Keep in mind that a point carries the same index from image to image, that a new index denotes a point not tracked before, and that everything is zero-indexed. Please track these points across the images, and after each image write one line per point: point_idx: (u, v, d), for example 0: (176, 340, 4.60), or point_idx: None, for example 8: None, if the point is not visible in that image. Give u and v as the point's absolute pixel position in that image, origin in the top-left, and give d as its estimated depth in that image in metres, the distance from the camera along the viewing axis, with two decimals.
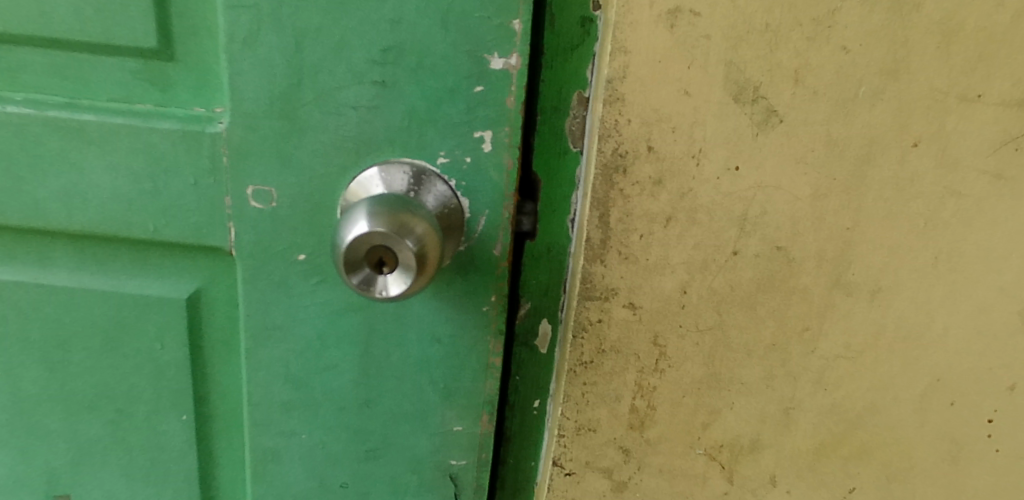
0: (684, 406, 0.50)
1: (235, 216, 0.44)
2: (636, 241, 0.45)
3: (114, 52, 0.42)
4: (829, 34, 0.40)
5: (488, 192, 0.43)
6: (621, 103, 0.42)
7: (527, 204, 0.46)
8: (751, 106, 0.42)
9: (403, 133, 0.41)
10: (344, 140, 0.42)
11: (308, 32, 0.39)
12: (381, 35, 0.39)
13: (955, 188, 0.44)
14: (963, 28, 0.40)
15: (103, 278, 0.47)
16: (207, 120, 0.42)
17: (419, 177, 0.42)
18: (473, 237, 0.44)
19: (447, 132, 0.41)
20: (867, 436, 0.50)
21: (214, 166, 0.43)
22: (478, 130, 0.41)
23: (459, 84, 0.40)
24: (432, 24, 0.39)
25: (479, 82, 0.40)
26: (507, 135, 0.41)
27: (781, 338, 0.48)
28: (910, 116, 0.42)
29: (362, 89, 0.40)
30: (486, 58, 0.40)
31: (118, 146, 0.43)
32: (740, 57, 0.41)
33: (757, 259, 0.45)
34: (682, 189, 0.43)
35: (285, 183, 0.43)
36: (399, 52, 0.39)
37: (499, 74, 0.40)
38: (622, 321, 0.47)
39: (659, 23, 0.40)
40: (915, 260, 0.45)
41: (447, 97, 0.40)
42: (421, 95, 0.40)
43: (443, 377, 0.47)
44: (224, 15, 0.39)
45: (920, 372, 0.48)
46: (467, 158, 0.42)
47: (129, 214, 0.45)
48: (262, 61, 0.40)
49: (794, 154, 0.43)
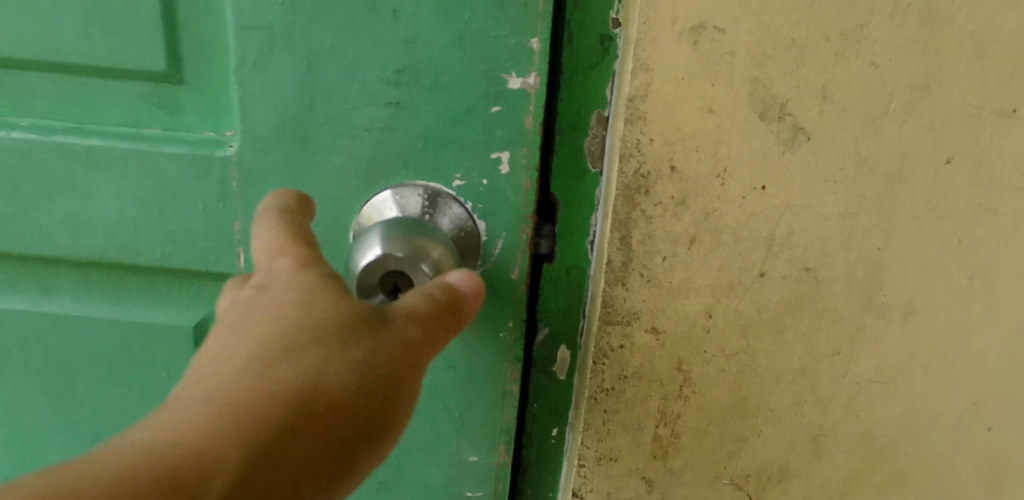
0: (709, 433, 0.48)
1: (245, 241, 0.43)
2: (660, 263, 0.43)
3: (122, 76, 0.41)
4: (857, 49, 0.39)
5: (506, 214, 0.41)
6: (643, 122, 0.40)
7: (545, 226, 0.45)
8: (777, 124, 0.40)
9: (418, 155, 0.40)
10: (357, 163, 0.41)
11: (320, 54, 0.38)
12: (396, 54, 0.38)
13: (990, 205, 0.42)
14: (998, 40, 0.39)
15: (109, 304, 0.47)
16: (217, 143, 0.41)
17: (434, 198, 0.41)
18: (489, 261, 0.42)
19: (463, 153, 0.40)
20: (900, 463, 0.48)
21: (224, 191, 0.42)
22: (495, 151, 0.40)
23: (475, 104, 0.39)
24: (449, 43, 0.38)
25: (496, 102, 0.39)
26: (526, 156, 0.40)
27: (811, 362, 0.46)
28: (943, 132, 0.41)
29: (375, 110, 0.39)
30: (504, 76, 0.38)
31: (125, 171, 0.42)
32: (766, 73, 0.39)
33: (785, 281, 0.44)
34: (706, 209, 0.42)
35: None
36: (414, 72, 0.38)
37: (516, 94, 0.39)
38: (645, 347, 0.46)
39: (681, 40, 0.39)
40: (949, 280, 0.44)
41: (464, 118, 0.39)
42: (437, 115, 0.39)
43: (458, 405, 0.46)
44: (234, 37, 0.38)
45: (956, 396, 0.46)
46: (484, 180, 0.41)
47: (136, 241, 0.44)
48: (274, 82, 0.39)
49: (822, 172, 0.41)
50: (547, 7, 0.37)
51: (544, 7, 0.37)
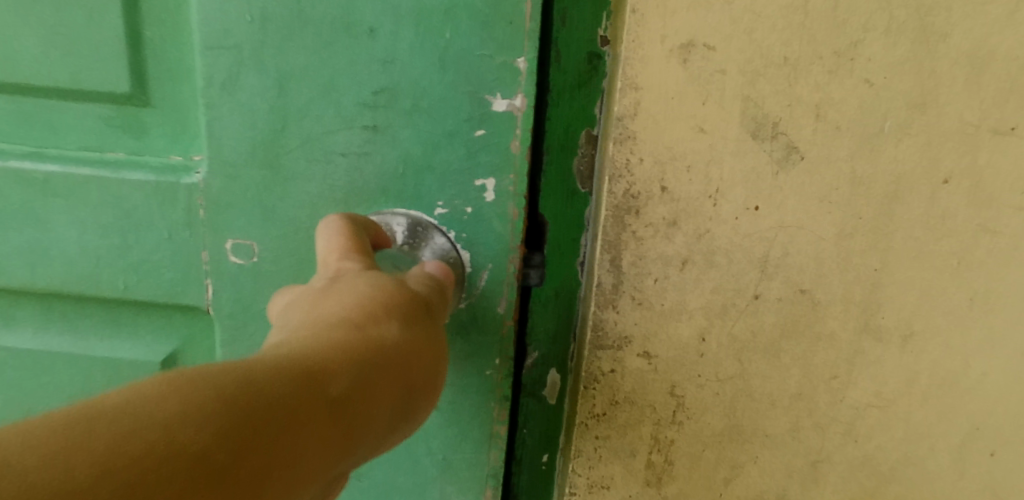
0: (704, 460, 0.46)
1: (212, 273, 0.42)
2: (651, 286, 0.42)
3: (86, 97, 0.41)
4: (851, 67, 0.38)
5: (493, 244, 0.41)
6: (633, 142, 0.40)
7: (535, 255, 0.44)
8: (770, 143, 0.39)
9: (398, 180, 0.39)
10: (333, 189, 0.40)
11: (293, 75, 0.37)
12: (374, 75, 0.37)
13: (990, 225, 0.41)
14: (993, 57, 0.38)
15: (73, 339, 0.47)
16: (184, 169, 0.41)
17: (413, 232, 0.40)
18: (474, 295, 0.42)
19: (445, 179, 0.39)
20: (899, 489, 0.47)
21: (190, 219, 0.41)
22: (480, 178, 0.39)
23: (458, 127, 0.38)
24: (429, 64, 0.37)
25: (480, 125, 0.38)
26: (512, 183, 0.39)
27: (808, 386, 0.45)
28: (940, 151, 0.40)
29: (351, 132, 0.38)
30: (487, 98, 0.37)
31: (86, 199, 0.42)
32: (758, 92, 0.38)
33: (779, 303, 0.43)
34: (698, 230, 0.41)
35: (273, 235, 0.41)
36: (393, 94, 0.37)
37: (500, 117, 0.38)
38: (637, 372, 0.44)
39: (672, 58, 0.38)
40: (949, 302, 0.42)
41: (445, 141, 0.38)
42: (418, 139, 0.38)
43: (442, 447, 0.45)
44: (202, 57, 0.37)
45: (958, 421, 0.45)
46: (468, 208, 0.40)
47: (99, 271, 0.43)
48: (243, 104, 0.38)
49: (817, 192, 0.40)
50: (535, 25, 0.36)
51: (531, 25, 0.36)
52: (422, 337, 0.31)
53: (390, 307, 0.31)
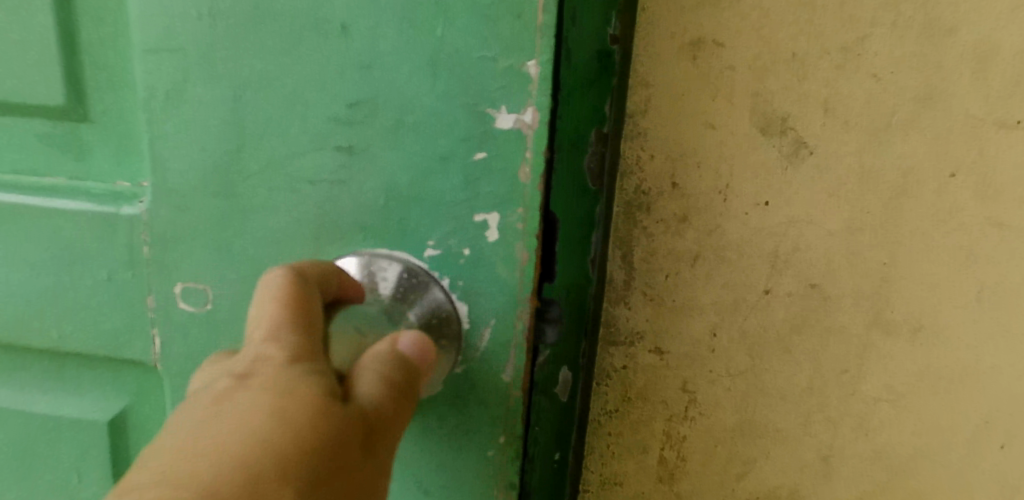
0: (716, 456, 0.47)
1: (159, 320, 0.39)
2: (662, 282, 0.43)
3: (24, 112, 0.40)
4: (859, 62, 0.39)
5: (497, 295, 0.34)
6: (643, 138, 0.41)
7: (551, 309, 0.39)
8: (779, 138, 0.40)
9: (379, 213, 0.33)
10: (301, 225, 0.35)
11: (250, 84, 0.33)
12: (350, 84, 0.32)
13: (997, 218, 0.41)
14: (999, 49, 0.38)
15: (20, 394, 0.46)
16: (126, 197, 0.39)
17: (412, 288, 0.34)
18: (473, 359, 0.35)
19: (436, 213, 0.33)
20: (912, 483, 0.47)
21: (133, 258, 0.39)
22: (481, 212, 0.32)
23: (454, 150, 0.32)
24: (419, 71, 0.31)
25: (478, 148, 0.31)
26: (521, 218, 0.32)
27: (819, 381, 0.45)
28: (948, 145, 0.40)
29: (321, 154, 0.33)
30: (488, 112, 0.31)
31: (25, 233, 0.40)
32: (767, 88, 0.39)
33: (789, 299, 0.43)
34: (709, 225, 0.41)
35: (241, 276, 0.36)
36: (372, 107, 0.32)
37: (504, 137, 0.31)
38: (649, 367, 0.45)
39: (681, 54, 0.39)
40: (958, 295, 0.43)
41: (439, 167, 0.32)
42: (405, 164, 0.32)
43: None
44: (142, 62, 0.34)
45: (969, 414, 0.45)
46: (465, 250, 0.33)
47: (37, 311, 0.42)
48: (193, 119, 0.34)
49: (826, 187, 0.41)
50: (548, 18, 0.29)
51: (544, 19, 0.29)
52: (341, 491, 0.22)
53: (286, 460, 0.20)
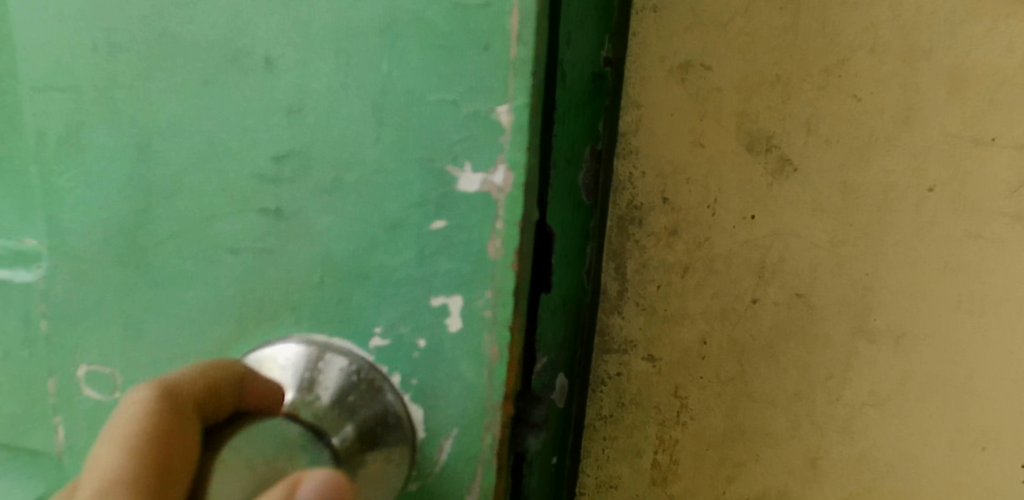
0: (708, 459, 0.48)
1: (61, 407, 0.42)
2: (654, 292, 0.46)
3: None
4: (840, 84, 0.41)
5: (459, 388, 0.33)
6: (635, 156, 0.44)
7: (534, 409, 0.38)
8: (764, 155, 0.42)
9: (312, 276, 0.34)
10: (226, 299, 0.36)
11: (158, 129, 0.35)
12: (279, 138, 0.33)
13: (975, 231, 0.43)
14: (973, 70, 0.40)
15: None
16: (24, 259, 0.41)
17: (371, 390, 0.34)
18: (428, 468, 0.34)
19: (386, 289, 0.33)
20: (897, 488, 0.48)
21: (28, 330, 0.42)
22: (439, 295, 0.32)
23: (406, 215, 0.32)
24: (365, 120, 0.31)
25: (436, 216, 0.31)
26: (487, 303, 0.32)
27: (805, 386, 0.47)
28: (926, 161, 0.42)
29: (250, 217, 0.34)
30: (448, 170, 0.31)
31: None
32: (753, 108, 0.42)
33: (776, 308, 0.45)
34: (698, 238, 0.44)
35: (149, 360, 0.38)
36: (298, 161, 0.33)
37: (433, 197, 0.31)
38: (642, 374, 0.47)
39: (671, 78, 0.42)
40: (937, 305, 0.44)
41: (386, 238, 0.32)
42: (342, 227, 0.33)
43: None
44: (33, 103, 0.37)
45: (950, 418, 0.46)
46: (420, 341, 0.33)
47: None
48: (96, 170, 0.37)
49: (809, 201, 0.43)
50: (521, 50, 0.29)
51: (516, 51, 0.29)
52: None
53: None
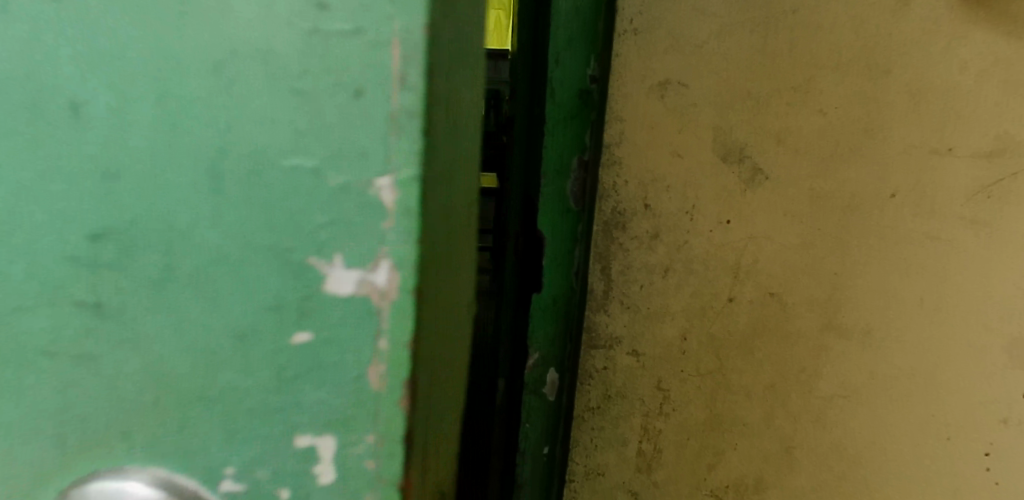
0: (689, 447, 0.52)
1: None
2: (638, 291, 0.49)
3: None
4: (807, 99, 0.44)
5: None
6: (618, 166, 0.47)
7: None
8: (738, 165, 0.46)
9: (140, 414, 0.22)
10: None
11: None
12: (79, 204, 0.21)
13: (933, 233, 0.46)
14: (931, 85, 0.44)
15: None
16: None
17: None
18: None
19: (219, 430, 0.22)
20: (870, 475, 0.52)
21: None
22: (305, 437, 0.22)
23: (255, 323, 0.21)
24: (166, 150, 0.20)
25: (297, 325, 0.21)
26: (371, 455, 0.22)
27: (779, 380, 0.50)
28: (889, 170, 0.45)
29: (58, 314, 0.22)
30: (310, 263, 0.21)
31: None
32: (727, 122, 0.45)
33: (751, 306, 0.48)
34: (678, 241, 0.47)
35: None
36: (120, 239, 0.21)
37: (269, 303, 0.21)
38: (626, 368, 0.51)
39: (651, 93, 0.46)
40: (899, 301, 0.48)
41: (221, 352, 0.21)
42: (163, 352, 0.21)
43: None
44: None
45: (915, 410, 0.49)
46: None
47: None
48: None
49: (781, 207, 0.46)
50: (405, 48, 0.19)
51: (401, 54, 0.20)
52: None
53: None
